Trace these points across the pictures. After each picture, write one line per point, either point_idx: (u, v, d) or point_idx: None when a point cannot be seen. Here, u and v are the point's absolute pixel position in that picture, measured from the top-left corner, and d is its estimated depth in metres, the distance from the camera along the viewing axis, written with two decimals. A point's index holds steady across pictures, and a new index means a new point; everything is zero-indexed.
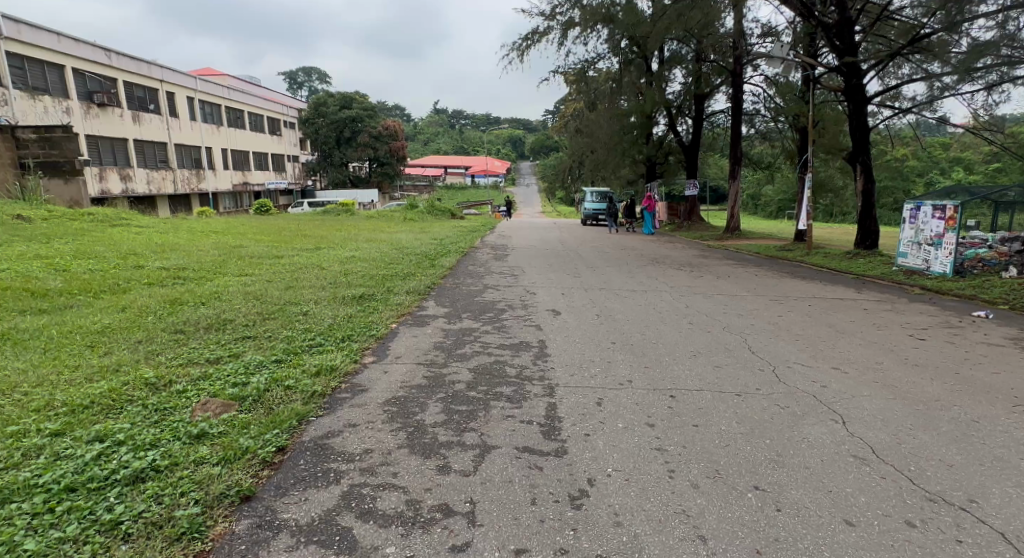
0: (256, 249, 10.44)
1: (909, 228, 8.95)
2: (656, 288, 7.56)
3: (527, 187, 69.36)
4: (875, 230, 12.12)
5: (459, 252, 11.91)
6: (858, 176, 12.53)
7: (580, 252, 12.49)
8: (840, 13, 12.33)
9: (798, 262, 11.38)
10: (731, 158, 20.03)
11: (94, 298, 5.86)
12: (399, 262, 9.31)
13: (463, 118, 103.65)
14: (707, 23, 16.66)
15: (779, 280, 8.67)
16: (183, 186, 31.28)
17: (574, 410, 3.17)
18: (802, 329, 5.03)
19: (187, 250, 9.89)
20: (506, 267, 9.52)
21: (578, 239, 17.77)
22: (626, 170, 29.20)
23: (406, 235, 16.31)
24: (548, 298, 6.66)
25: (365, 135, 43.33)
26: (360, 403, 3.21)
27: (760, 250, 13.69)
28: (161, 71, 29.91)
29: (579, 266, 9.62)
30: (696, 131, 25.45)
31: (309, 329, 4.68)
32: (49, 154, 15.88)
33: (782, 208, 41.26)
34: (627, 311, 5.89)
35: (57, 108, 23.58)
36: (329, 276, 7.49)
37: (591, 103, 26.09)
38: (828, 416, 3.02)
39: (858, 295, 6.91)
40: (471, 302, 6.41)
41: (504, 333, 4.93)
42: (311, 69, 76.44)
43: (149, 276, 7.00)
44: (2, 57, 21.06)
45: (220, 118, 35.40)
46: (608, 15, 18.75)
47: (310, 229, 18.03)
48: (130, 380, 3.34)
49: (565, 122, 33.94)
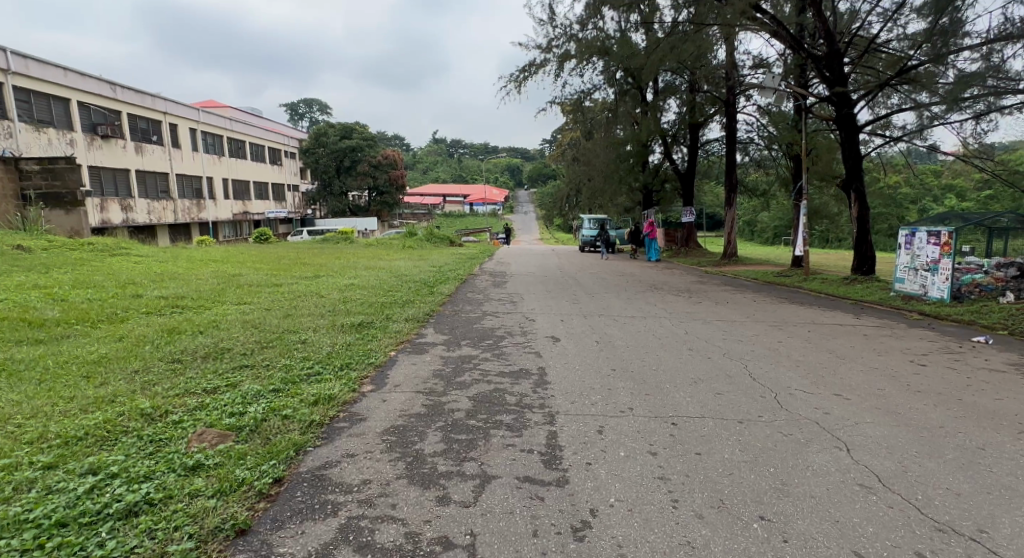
0: (255, 277, 10.44)
1: (905, 254, 8.99)
2: (655, 314, 7.56)
3: (526, 214, 69.90)
4: (871, 255, 12.12)
5: (458, 279, 11.94)
6: (852, 202, 12.59)
7: (579, 278, 12.52)
8: (829, 45, 12.61)
9: (797, 287, 11.40)
10: (726, 185, 20.22)
11: (91, 327, 5.84)
12: (398, 289, 9.31)
13: (462, 147, 104.87)
14: (700, 55, 17.01)
15: (778, 305, 8.68)
16: (183, 215, 31.42)
17: (575, 438, 3.13)
18: (803, 355, 5.00)
19: (186, 278, 9.89)
20: (506, 294, 9.54)
21: (577, 265, 17.84)
22: (624, 197, 29.45)
23: (406, 263, 16.36)
24: (547, 325, 6.65)
25: (364, 164, 43.78)
26: (358, 433, 3.17)
27: (758, 276, 13.72)
28: (164, 103, 30.33)
29: (578, 293, 9.64)
30: (691, 159, 25.75)
31: (307, 357, 4.65)
32: (52, 185, 16.01)
33: (779, 234, 41.56)
34: (627, 338, 5.87)
35: (61, 140, 23.84)
36: (328, 304, 7.47)
37: (587, 132, 26.45)
38: (832, 443, 2.99)
39: (857, 320, 6.91)
40: (470, 329, 6.40)
41: (503, 360, 4.91)
42: (313, 101, 77.65)
43: (147, 305, 6.98)
44: (9, 90, 21.38)
45: (221, 149, 35.76)
46: (603, 47, 19.13)
47: (310, 257, 18.08)
48: (126, 410, 3.30)
49: (562, 151, 34.36)
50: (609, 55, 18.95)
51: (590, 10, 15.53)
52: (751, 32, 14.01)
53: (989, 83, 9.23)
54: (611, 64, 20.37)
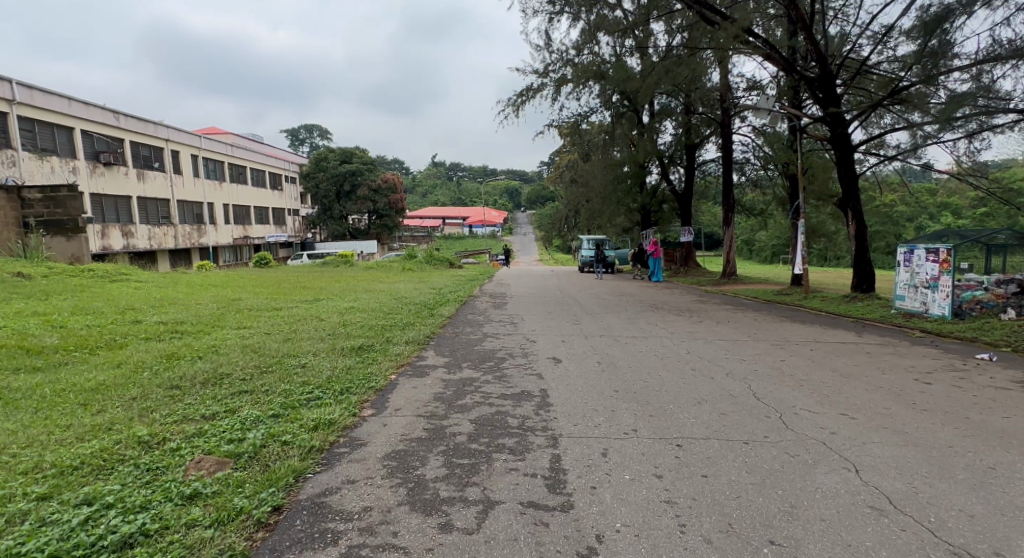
0: (255, 301, 10.42)
1: (905, 271, 9.00)
2: (657, 334, 7.52)
3: (525, 236, 70.19)
4: (871, 273, 12.11)
5: (458, 301, 11.93)
6: (849, 221, 12.62)
7: (579, 299, 12.51)
8: (821, 67, 12.76)
9: (797, 306, 11.38)
10: (724, 205, 20.31)
11: (89, 353, 5.80)
12: (398, 312, 9.29)
13: (461, 170, 105.66)
14: (695, 77, 17.23)
15: (779, 324, 8.65)
16: (183, 241, 31.50)
17: (579, 462, 3.08)
18: (807, 374, 4.96)
19: (185, 304, 9.87)
20: (506, 315, 9.52)
21: (577, 286, 17.84)
22: (622, 218, 29.58)
23: (405, 285, 16.39)
24: (548, 346, 6.62)
25: (364, 188, 44.07)
26: (359, 458, 3.12)
27: (758, 295, 13.71)
28: (167, 130, 30.59)
29: (578, 313, 9.62)
30: (688, 179, 25.91)
31: (307, 382, 4.60)
32: (53, 213, 16.04)
33: (777, 253, 41.70)
34: (629, 358, 5.83)
35: (64, 168, 24.01)
36: (328, 328, 7.44)
37: (585, 154, 26.67)
38: (840, 464, 2.94)
39: (859, 338, 6.88)
40: (471, 351, 6.36)
41: (504, 382, 4.86)
42: (314, 126, 78.45)
43: (146, 331, 6.95)
44: (13, 120, 21.61)
45: (222, 174, 36.00)
46: (599, 71, 19.39)
47: (310, 280, 18.11)
48: (123, 439, 3.25)
49: (560, 172, 34.61)
50: (605, 79, 19.17)
51: (585, 36, 15.75)
52: (745, 54, 14.18)
53: (980, 102, 9.31)
54: (608, 87, 20.61)
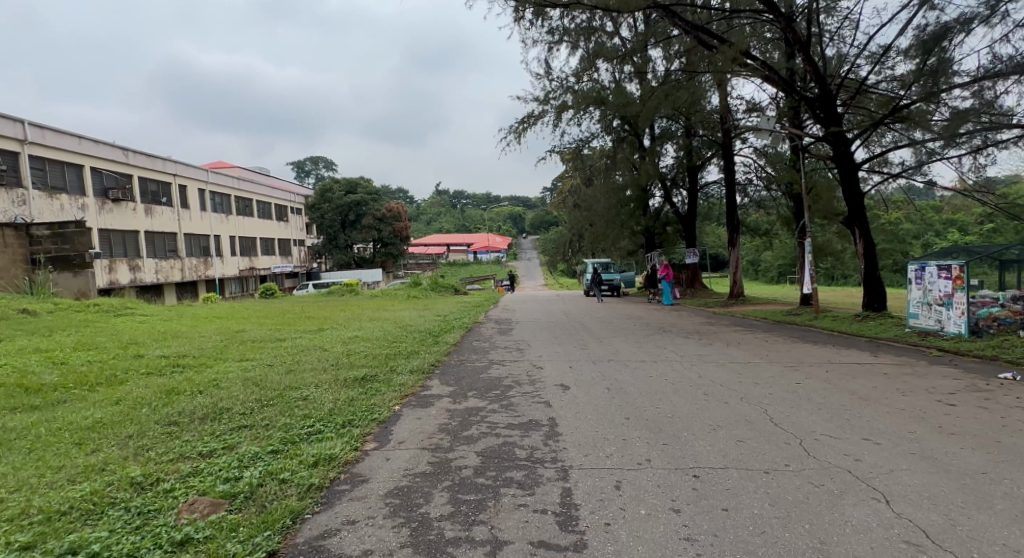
0: (259, 333, 10.32)
1: (917, 289, 8.87)
2: (666, 358, 7.35)
3: (529, 261, 70.35)
4: (882, 292, 11.94)
5: (463, 328, 11.83)
6: (857, 240, 12.48)
7: (585, 323, 12.38)
8: (821, 87, 12.78)
9: (808, 326, 11.21)
10: (728, 226, 20.22)
11: (89, 390, 5.67)
12: (403, 340, 9.17)
13: (464, 198, 106.39)
14: (695, 101, 17.32)
15: (790, 345, 8.50)
16: (190, 273, 31.60)
17: (591, 496, 2.93)
18: (825, 397, 4.79)
19: (189, 337, 9.78)
20: (512, 341, 9.39)
21: (583, 310, 17.69)
22: (626, 241, 29.54)
23: (410, 313, 16.31)
24: (555, 372, 6.47)
25: (368, 218, 44.35)
26: (360, 496, 2.99)
27: (766, 316, 13.56)
28: (174, 165, 30.90)
29: (585, 338, 9.48)
30: (691, 201, 25.93)
31: (308, 415, 4.46)
32: (61, 249, 16.12)
33: (783, 273, 41.57)
34: (639, 383, 5.68)
35: (73, 206, 24.22)
36: (331, 358, 7.29)
37: (587, 178, 26.78)
38: (869, 495, 2.79)
39: (875, 359, 6.72)
40: (477, 379, 6.21)
41: (512, 411, 4.72)
42: (319, 157, 79.44)
43: (147, 366, 6.83)
44: (24, 160, 21.94)
45: (229, 207, 36.29)
46: (599, 97, 19.56)
47: (315, 310, 18.08)
48: (115, 480, 3.13)
49: (563, 197, 34.75)
50: (605, 104, 19.30)
51: (584, 63, 15.88)
52: (744, 77, 14.24)
53: (983, 119, 9.24)
54: (608, 113, 20.76)
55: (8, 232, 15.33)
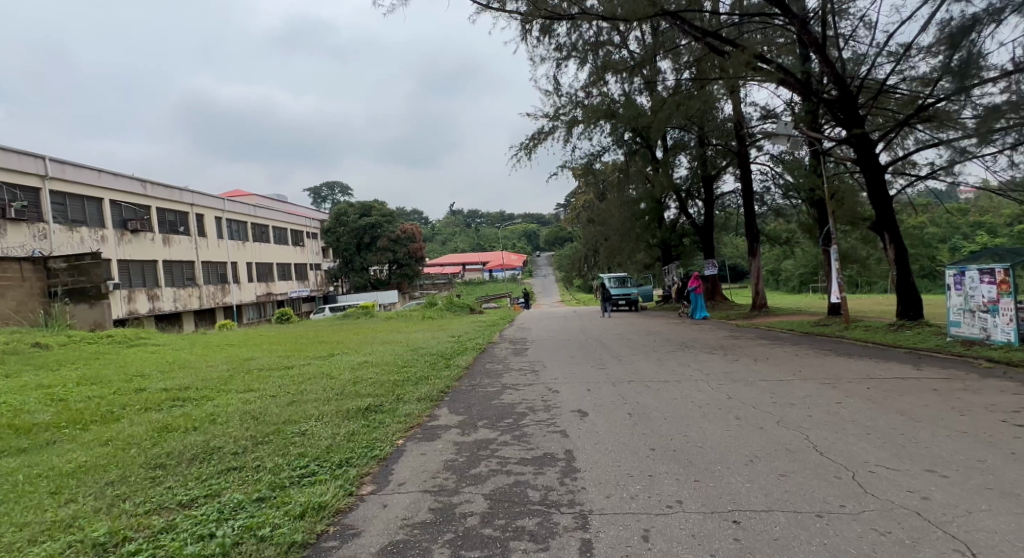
0: (268, 361, 10.04)
1: (957, 295, 8.37)
2: (691, 377, 6.94)
3: (546, 277, 69.99)
4: (918, 299, 11.35)
5: (477, 349, 11.47)
6: (887, 245, 11.95)
7: (604, 340, 11.95)
8: (840, 88, 12.37)
9: (839, 337, 10.69)
10: (748, 235, 19.72)
11: (82, 430, 5.31)
12: (413, 365, 8.82)
13: (479, 217, 106.69)
14: (708, 109, 16.97)
15: (824, 358, 8.03)
16: (208, 301, 31.67)
17: (616, 550, 2.52)
18: (872, 420, 4.36)
19: (196, 367, 9.52)
20: (526, 362, 9.00)
21: (600, 326, 17.21)
22: (643, 254, 29.08)
23: (424, 335, 15.98)
24: (573, 396, 6.06)
25: (383, 240, 44.44)
26: (349, 554, 2.62)
27: (793, 327, 13.03)
28: (192, 195, 31.13)
29: (604, 356, 9.08)
30: (708, 212, 25.49)
31: (303, 454, 4.11)
32: (77, 281, 16.00)
33: (805, 282, 40.79)
34: (663, 407, 5.27)
35: (93, 238, 24.39)
36: (337, 387, 6.96)
37: (601, 192, 26.47)
38: (946, 544, 2.36)
39: (920, 374, 6.26)
40: (489, 406, 5.81)
41: (524, 444, 4.33)
42: (335, 182, 80.33)
43: (148, 400, 6.52)
44: (45, 195, 22.22)
45: (245, 234, 36.52)
46: (609, 110, 19.28)
47: (329, 334, 17.84)
48: (79, 540, 2.79)
49: (576, 213, 34.47)
50: (616, 117, 19.04)
51: (593, 76, 15.67)
52: (758, 82, 13.89)
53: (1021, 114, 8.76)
54: (619, 126, 20.49)
55: (26, 266, 15.36)
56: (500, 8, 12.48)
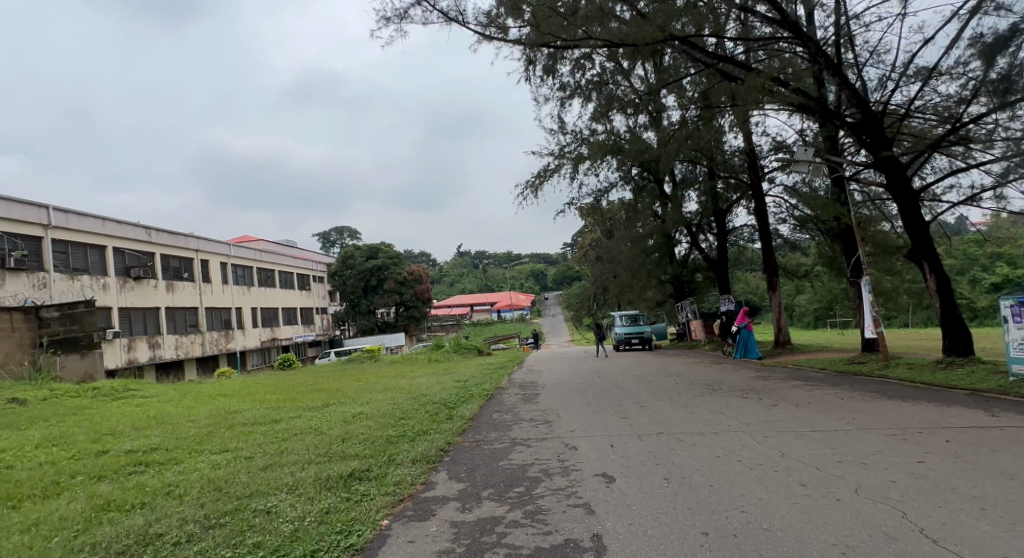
0: (255, 413, 9.17)
1: (1016, 328, 7.50)
2: (729, 427, 6.06)
3: (554, 317, 69.27)
4: (967, 334, 10.44)
5: (485, 395, 10.59)
6: (926, 275, 11.12)
7: (621, 383, 11.04)
8: (863, 110, 11.78)
9: (881, 378, 9.81)
10: (767, 270, 18.96)
11: (11, 509, 4.41)
12: (411, 416, 7.95)
13: (485, 258, 106.49)
14: (720, 138, 16.41)
15: (875, 403, 7.17)
16: (211, 348, 30.92)
17: None
18: (978, 489, 3.54)
19: (177, 421, 8.65)
20: (538, 410, 8.11)
21: (614, 367, 16.26)
22: (653, 290, 28.34)
23: (428, 379, 15.12)
24: (594, 454, 5.18)
25: (390, 282, 44.02)
26: None
27: (826, 366, 12.13)
28: (197, 241, 30.82)
29: (623, 403, 8.20)
30: (721, 246, 24.82)
31: (259, 545, 3.24)
32: (69, 329, 15.35)
33: (819, 316, 39.90)
34: (706, 468, 4.39)
35: (94, 286, 23.86)
36: (322, 446, 6.09)
37: (608, 229, 25.95)
38: None
39: (1000, 422, 5.43)
40: (495, 470, 4.93)
41: (540, 525, 3.44)
42: (343, 227, 80.55)
43: (105, 465, 5.65)
44: (47, 244, 21.81)
45: (250, 279, 36.05)
46: (615, 144, 18.79)
47: (329, 380, 16.96)
48: None
49: (584, 250, 33.85)
50: (624, 152, 18.55)
51: (599, 110, 15.18)
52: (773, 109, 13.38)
53: None
54: (627, 161, 20.02)
55: (17, 315, 14.63)
56: (503, 37, 12.05)
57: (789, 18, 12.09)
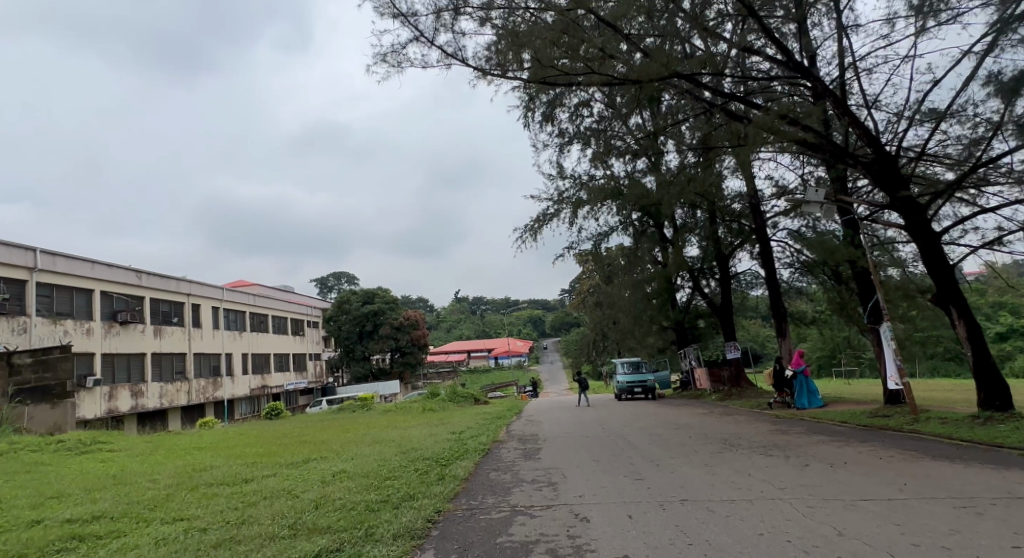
0: (227, 470, 8.28)
1: None
2: (765, 493, 5.25)
3: (552, 364, 68.20)
4: (1005, 387, 9.73)
5: (480, 450, 9.76)
6: (955, 321, 10.43)
7: (630, 437, 10.22)
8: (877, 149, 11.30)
9: (914, 435, 9.05)
10: (776, 314, 18.30)
11: None
12: (397, 476, 7.08)
13: (483, 304, 105.86)
14: (721, 180, 16.01)
15: (921, 466, 6.41)
16: (198, 396, 29.77)
17: None
18: None
19: (139, 480, 7.76)
20: (541, 469, 7.31)
21: (619, 418, 15.39)
22: (654, 337, 27.62)
23: (421, 430, 14.27)
24: (611, 529, 4.36)
25: (386, 328, 43.18)
26: None
27: (848, 420, 11.40)
28: (189, 284, 30.14)
29: (636, 461, 7.40)
30: (725, 292, 24.21)
31: None
32: (41, 377, 14.44)
33: (823, 365, 39.09)
34: (751, 551, 3.60)
35: (79, 331, 23.00)
36: (290, 515, 5.24)
37: (607, 277, 25.44)
38: None
39: None
40: (492, 548, 4.10)
41: None
42: (341, 272, 80.35)
43: (33, 539, 4.76)
44: (31, 288, 21.08)
45: (243, 324, 35.21)
46: (614, 189, 18.42)
47: (316, 432, 16.03)
48: None
49: (583, 296, 33.37)
50: (623, 197, 18.14)
51: (598, 153, 14.77)
52: (779, 150, 12.96)
53: None
54: (626, 205, 19.65)
55: None
56: (502, 78, 11.69)
57: (793, 59, 11.83)
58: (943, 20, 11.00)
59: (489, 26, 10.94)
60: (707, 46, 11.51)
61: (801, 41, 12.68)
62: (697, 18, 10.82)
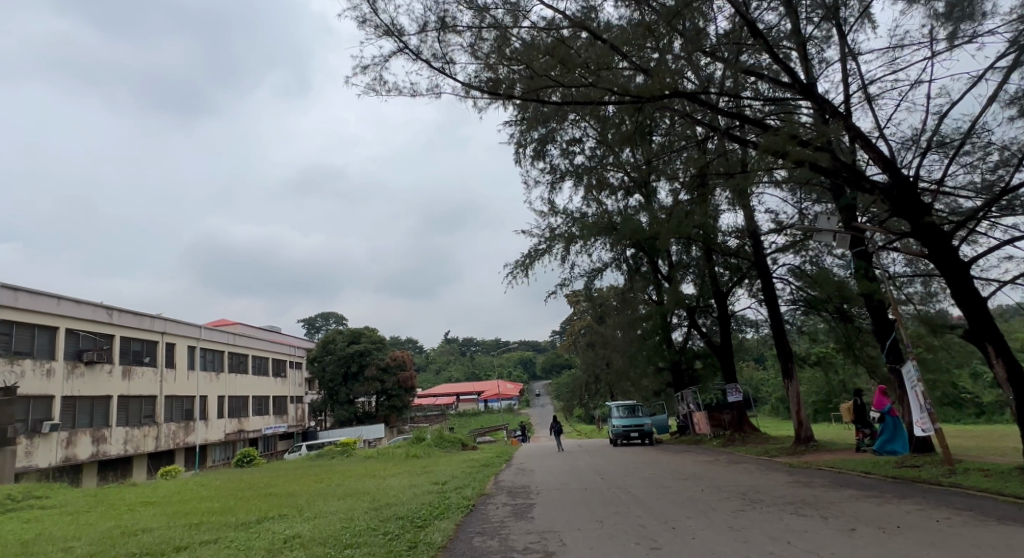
0: (163, 534, 6.98)
1: None
2: None
3: (542, 408, 66.52)
4: None
5: (464, 506, 8.53)
6: (992, 360, 9.55)
7: (633, 491, 9.04)
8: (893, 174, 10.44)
9: (956, 489, 8.00)
10: (782, 353, 17.23)
11: None
12: (361, 543, 5.85)
13: (474, 345, 104.23)
14: (721, 213, 15.18)
15: (989, 531, 5.35)
16: (167, 442, 28.06)
17: None
18: None
19: (51, 547, 6.43)
20: (535, 534, 6.12)
21: (618, 467, 14.17)
22: (649, 379, 26.53)
23: (399, 481, 12.96)
24: None
25: (372, 368, 41.63)
26: None
27: (873, 470, 10.34)
28: (164, 322, 28.75)
29: (650, 523, 6.24)
30: (723, 332, 23.15)
31: None
32: None
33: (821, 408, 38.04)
34: None
35: (38, 372, 21.50)
36: None
37: (599, 316, 24.44)
38: None
39: None
40: None
41: None
42: (328, 314, 78.97)
43: None
44: None
45: (221, 365, 33.67)
46: (608, 223, 17.57)
47: (284, 482, 14.63)
48: None
49: (575, 337, 32.31)
50: (617, 233, 17.26)
51: (589, 184, 13.89)
52: (784, 180, 12.10)
53: None
54: (619, 241, 18.78)
55: None
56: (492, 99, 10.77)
57: (799, 83, 11.15)
58: (956, 42, 10.22)
59: (477, 41, 10.11)
60: (707, 72, 10.83)
61: (804, 67, 11.98)
62: (697, 42, 10.17)
